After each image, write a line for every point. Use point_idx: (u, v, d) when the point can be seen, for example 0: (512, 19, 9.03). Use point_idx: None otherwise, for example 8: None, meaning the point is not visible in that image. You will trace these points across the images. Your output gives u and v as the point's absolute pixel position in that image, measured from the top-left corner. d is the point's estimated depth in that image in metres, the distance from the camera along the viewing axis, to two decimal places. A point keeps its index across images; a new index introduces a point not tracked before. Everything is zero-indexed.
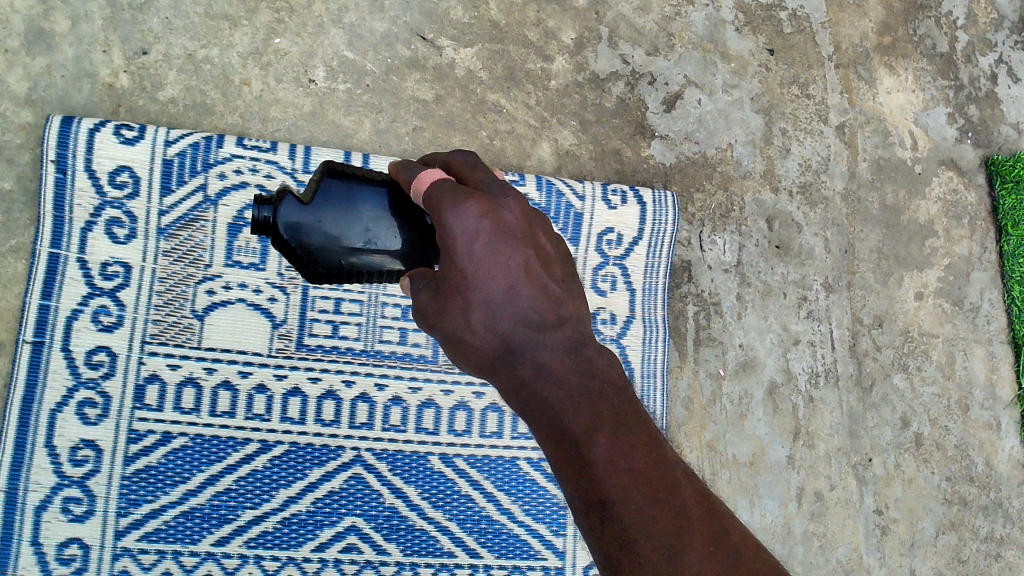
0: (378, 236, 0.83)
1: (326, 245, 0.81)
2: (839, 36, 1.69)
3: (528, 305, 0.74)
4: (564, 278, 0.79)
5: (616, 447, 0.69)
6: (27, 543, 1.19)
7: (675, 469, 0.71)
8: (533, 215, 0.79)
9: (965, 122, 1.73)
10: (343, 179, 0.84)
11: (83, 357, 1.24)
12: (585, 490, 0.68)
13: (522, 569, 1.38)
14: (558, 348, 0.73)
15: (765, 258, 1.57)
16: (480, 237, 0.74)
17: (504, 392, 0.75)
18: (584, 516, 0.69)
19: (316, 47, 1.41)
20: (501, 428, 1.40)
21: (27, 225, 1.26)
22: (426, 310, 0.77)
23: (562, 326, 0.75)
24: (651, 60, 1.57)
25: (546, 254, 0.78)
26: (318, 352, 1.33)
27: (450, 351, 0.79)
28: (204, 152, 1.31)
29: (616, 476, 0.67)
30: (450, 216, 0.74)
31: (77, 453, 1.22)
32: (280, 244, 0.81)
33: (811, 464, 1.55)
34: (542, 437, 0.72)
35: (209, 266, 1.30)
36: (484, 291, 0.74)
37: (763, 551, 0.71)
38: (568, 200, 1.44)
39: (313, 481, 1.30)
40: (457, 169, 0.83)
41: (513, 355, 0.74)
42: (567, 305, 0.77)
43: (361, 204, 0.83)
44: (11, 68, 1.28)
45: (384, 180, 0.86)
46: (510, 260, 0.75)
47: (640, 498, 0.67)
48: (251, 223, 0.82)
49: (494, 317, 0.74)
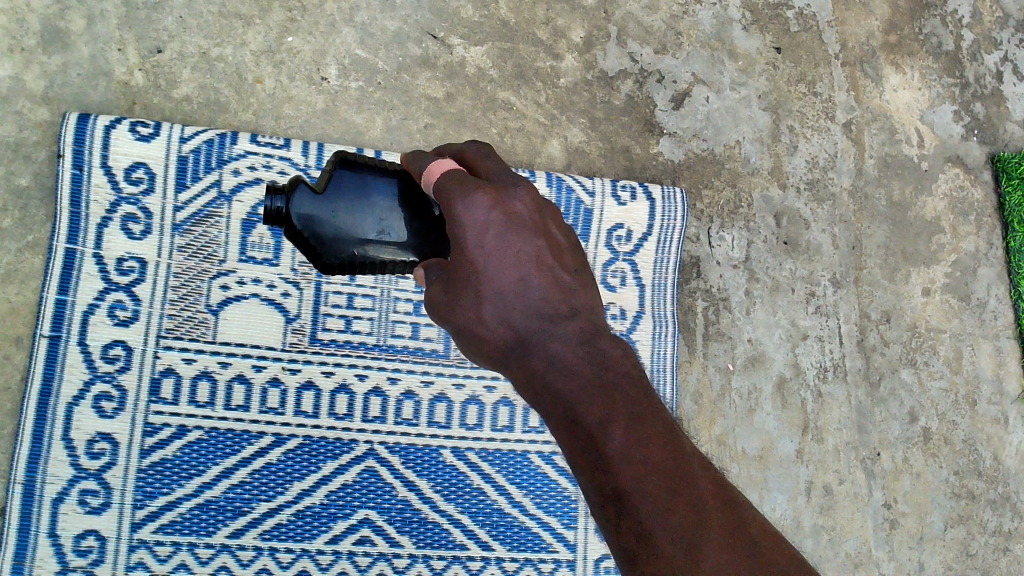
0: (390, 226, 0.84)
1: (340, 237, 0.83)
2: (844, 34, 1.70)
3: (540, 296, 0.75)
4: (576, 269, 0.80)
5: (631, 438, 0.69)
6: (44, 535, 1.20)
7: (690, 460, 0.71)
8: (545, 206, 0.80)
9: (970, 119, 1.74)
10: (356, 170, 0.85)
11: (100, 351, 1.26)
12: (600, 482, 0.70)
13: (533, 562, 1.39)
14: (571, 340, 0.75)
15: (773, 254, 1.58)
16: (491, 229, 0.75)
17: (518, 385, 0.77)
18: (599, 509, 0.70)
19: (328, 45, 1.43)
20: (512, 422, 1.41)
21: (43, 221, 1.28)
22: (438, 303, 0.78)
23: (575, 318, 0.76)
24: (659, 58, 1.59)
25: (558, 243, 0.79)
26: (332, 346, 1.34)
27: (462, 344, 0.80)
28: (218, 149, 1.32)
29: (632, 468, 0.68)
30: (459, 207, 0.75)
31: (93, 446, 1.24)
32: (293, 234, 0.83)
33: (820, 458, 1.56)
34: (557, 430, 0.74)
35: (223, 262, 1.31)
36: (496, 283, 0.75)
37: (781, 543, 0.71)
38: (579, 196, 1.45)
39: (326, 475, 1.31)
40: (470, 159, 0.84)
41: (526, 348, 0.75)
42: (579, 294, 0.78)
43: (374, 195, 0.84)
44: (28, 66, 1.30)
45: (397, 170, 0.87)
46: (522, 251, 0.76)
47: (656, 491, 0.68)
48: (264, 215, 0.82)
49: (506, 309, 0.75)
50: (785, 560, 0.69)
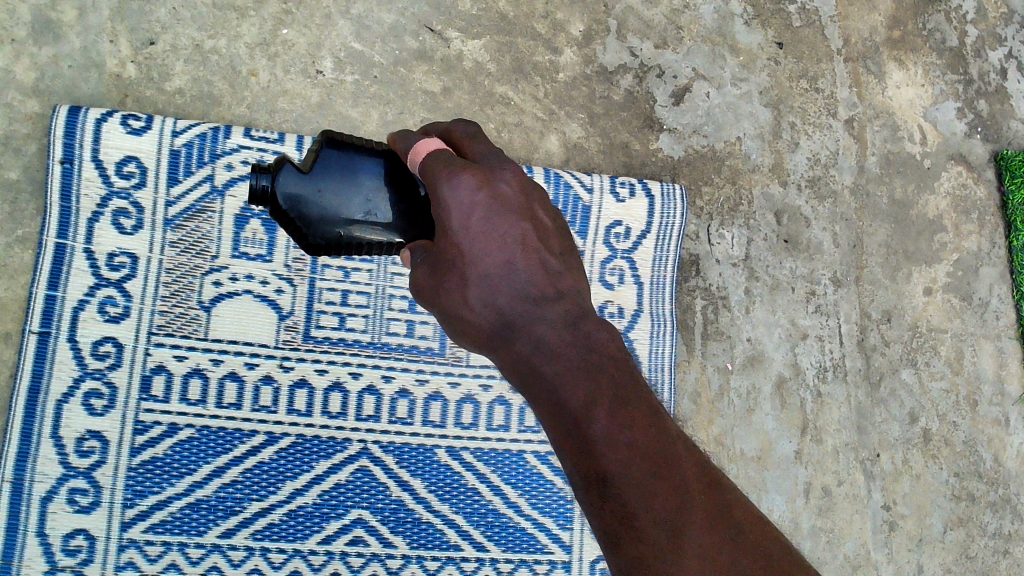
0: (377, 207, 0.82)
1: (327, 217, 0.81)
2: (848, 30, 1.68)
3: (526, 279, 0.73)
4: (562, 251, 0.78)
5: (615, 421, 0.67)
6: (33, 534, 1.18)
7: (674, 442, 0.69)
8: (531, 188, 0.78)
9: (974, 117, 1.72)
10: (343, 149, 0.82)
11: (90, 347, 1.24)
12: (584, 466, 0.67)
13: (528, 563, 1.38)
14: (555, 322, 0.72)
15: (773, 252, 1.57)
16: (477, 212, 0.73)
17: (503, 369, 0.74)
18: (583, 493, 0.68)
19: (323, 38, 1.41)
20: (508, 422, 1.39)
21: (33, 215, 1.26)
22: (424, 286, 0.77)
23: (561, 300, 0.74)
24: (660, 52, 1.56)
25: (543, 226, 0.77)
26: (325, 344, 1.33)
27: (447, 327, 0.77)
28: (211, 142, 1.30)
29: (615, 452, 0.66)
30: (445, 190, 0.73)
31: (83, 444, 1.22)
32: (278, 214, 0.81)
33: (819, 460, 1.54)
34: (542, 414, 0.71)
35: (216, 257, 1.30)
36: (481, 266, 0.73)
37: (764, 523, 0.71)
38: (577, 192, 1.43)
39: (319, 474, 1.29)
40: (458, 139, 0.82)
41: (511, 331, 0.73)
42: (565, 278, 0.76)
43: (361, 174, 0.82)
44: (18, 57, 1.28)
45: (383, 151, 0.85)
46: (507, 234, 0.74)
47: (640, 474, 0.65)
48: (249, 194, 0.80)
49: (492, 291, 0.73)
50: (768, 542, 0.68)
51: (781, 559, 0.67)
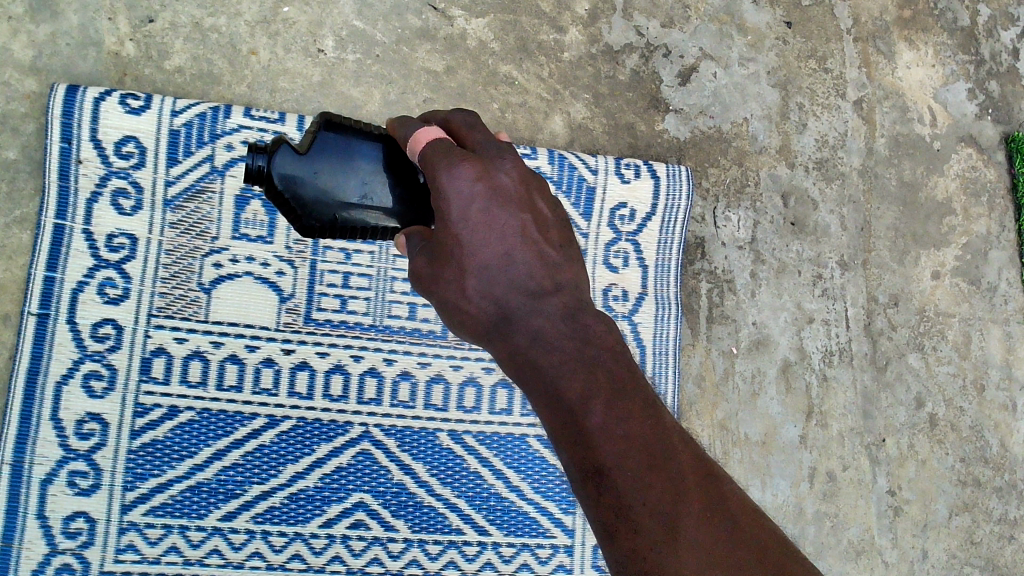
0: (373, 191, 0.80)
1: (322, 199, 0.79)
2: (857, 9, 1.66)
3: (524, 271, 0.71)
4: (562, 243, 0.76)
5: (611, 414, 0.65)
6: (32, 517, 1.18)
7: (672, 435, 0.67)
8: (532, 178, 0.75)
9: (985, 98, 1.70)
10: (341, 132, 0.80)
11: (89, 329, 1.23)
12: (580, 457, 0.65)
13: (531, 546, 1.37)
14: (554, 315, 0.70)
15: (780, 235, 1.55)
16: (476, 202, 0.71)
17: (501, 360, 0.73)
18: (579, 485, 0.66)
19: (325, 16, 1.38)
20: (511, 405, 1.38)
21: (31, 195, 1.24)
22: (423, 275, 0.75)
23: (559, 292, 0.72)
24: (666, 32, 1.54)
25: (544, 217, 0.75)
26: (327, 326, 1.31)
27: (446, 319, 0.76)
28: (211, 122, 1.28)
29: (612, 444, 0.64)
30: (445, 179, 0.71)
31: (83, 427, 1.21)
32: (274, 194, 0.79)
33: (823, 444, 1.53)
34: (539, 405, 0.69)
35: (216, 239, 1.28)
36: (479, 257, 0.71)
37: (761, 517, 0.68)
38: (581, 174, 1.41)
39: (320, 457, 1.28)
40: (457, 129, 0.79)
41: (509, 323, 0.71)
42: (564, 270, 0.73)
43: (358, 157, 0.80)
44: (15, 35, 1.26)
45: (382, 135, 0.82)
46: (507, 226, 0.72)
47: (636, 466, 0.64)
48: (244, 173, 0.79)
49: (490, 283, 0.71)
50: (765, 537, 0.66)
51: (777, 552, 0.66)
